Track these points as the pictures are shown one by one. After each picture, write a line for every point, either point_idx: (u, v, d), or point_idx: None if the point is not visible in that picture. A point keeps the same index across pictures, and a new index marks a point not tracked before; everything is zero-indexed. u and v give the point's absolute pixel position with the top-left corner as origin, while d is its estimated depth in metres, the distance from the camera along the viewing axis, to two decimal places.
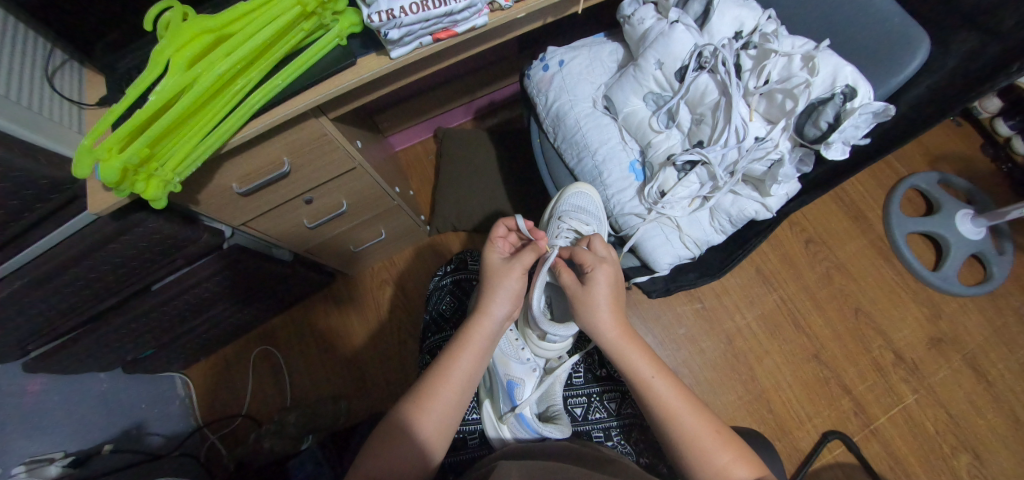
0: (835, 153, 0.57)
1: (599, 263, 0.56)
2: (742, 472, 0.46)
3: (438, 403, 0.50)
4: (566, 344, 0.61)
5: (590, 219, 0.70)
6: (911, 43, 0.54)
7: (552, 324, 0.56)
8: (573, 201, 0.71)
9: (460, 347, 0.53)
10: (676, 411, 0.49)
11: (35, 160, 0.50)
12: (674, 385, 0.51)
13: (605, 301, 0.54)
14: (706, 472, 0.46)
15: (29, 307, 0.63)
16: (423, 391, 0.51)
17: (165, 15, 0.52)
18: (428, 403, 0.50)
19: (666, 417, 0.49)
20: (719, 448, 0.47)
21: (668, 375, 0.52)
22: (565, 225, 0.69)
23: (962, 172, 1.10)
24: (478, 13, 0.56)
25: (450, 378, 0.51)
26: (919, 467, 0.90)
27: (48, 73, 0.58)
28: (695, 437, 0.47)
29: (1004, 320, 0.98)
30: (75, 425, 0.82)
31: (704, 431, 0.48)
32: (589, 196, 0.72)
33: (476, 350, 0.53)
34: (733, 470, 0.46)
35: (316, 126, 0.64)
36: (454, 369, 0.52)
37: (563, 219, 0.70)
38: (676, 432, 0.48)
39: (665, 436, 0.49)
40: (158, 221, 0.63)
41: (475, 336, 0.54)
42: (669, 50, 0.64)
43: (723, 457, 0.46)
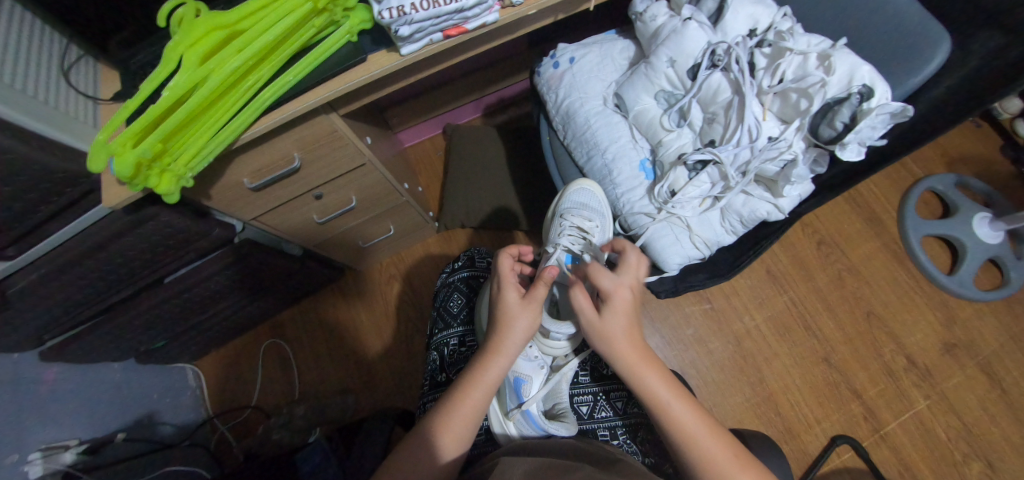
0: (850, 154, 0.56)
1: (616, 286, 0.53)
2: None
3: (458, 428, 0.48)
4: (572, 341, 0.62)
5: (592, 215, 0.74)
6: (931, 42, 0.52)
7: (554, 322, 0.58)
8: (575, 198, 0.75)
9: (481, 368, 0.50)
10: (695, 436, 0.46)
11: (52, 153, 0.51)
12: (692, 409, 0.48)
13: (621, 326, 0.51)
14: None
15: (46, 297, 0.65)
16: (441, 416, 0.49)
17: (179, 11, 0.52)
18: (446, 429, 0.48)
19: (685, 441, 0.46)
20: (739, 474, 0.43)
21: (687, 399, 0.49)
22: (568, 223, 0.73)
23: (981, 174, 1.08)
24: (489, 9, 0.56)
25: (470, 402, 0.49)
26: (930, 473, 0.89)
27: (63, 69, 0.58)
28: (711, 459, 0.45)
29: (1022, 326, 0.96)
30: (89, 412, 0.84)
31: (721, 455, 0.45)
32: (592, 191, 0.75)
33: (497, 371, 0.50)
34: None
35: (326, 123, 0.64)
36: (475, 391, 0.49)
37: (565, 217, 0.74)
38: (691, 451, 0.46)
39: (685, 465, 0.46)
40: (170, 214, 0.64)
41: (497, 356, 0.51)
42: (682, 48, 0.64)
43: None
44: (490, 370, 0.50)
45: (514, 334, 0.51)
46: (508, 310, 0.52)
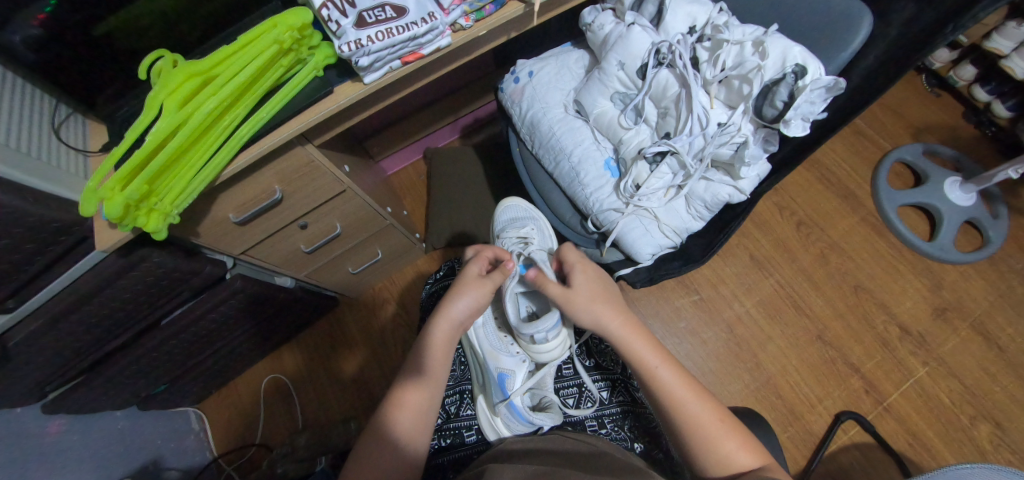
0: (796, 130, 0.58)
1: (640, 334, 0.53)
2: (746, 458, 0.45)
3: (409, 398, 0.51)
4: (562, 340, 0.62)
5: (524, 222, 0.82)
6: (853, 20, 0.56)
7: (529, 324, 0.59)
8: (507, 216, 0.85)
9: (426, 341, 0.55)
10: (682, 399, 0.48)
11: (47, 206, 0.54)
12: (680, 374, 0.50)
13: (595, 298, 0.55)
14: (711, 463, 0.45)
15: (46, 347, 0.67)
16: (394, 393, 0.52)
17: (159, 65, 0.57)
18: (400, 402, 0.51)
19: (671, 405, 0.48)
20: (726, 436, 0.46)
21: (674, 365, 0.51)
22: (507, 236, 0.78)
23: (946, 142, 1.12)
24: (441, 34, 0.60)
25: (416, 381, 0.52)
26: (938, 440, 0.90)
27: (54, 126, 0.63)
28: (699, 423, 0.47)
29: (1008, 284, 0.99)
30: (95, 464, 0.85)
31: (709, 419, 0.47)
32: (517, 205, 0.87)
33: (439, 342, 0.54)
34: (735, 458, 0.45)
35: (302, 153, 0.68)
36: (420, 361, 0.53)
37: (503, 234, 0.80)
38: (682, 420, 0.47)
39: (670, 423, 0.49)
40: (162, 254, 0.67)
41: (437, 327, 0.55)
42: (629, 51, 0.68)
43: (728, 445, 0.45)
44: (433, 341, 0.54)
45: (453, 306, 0.56)
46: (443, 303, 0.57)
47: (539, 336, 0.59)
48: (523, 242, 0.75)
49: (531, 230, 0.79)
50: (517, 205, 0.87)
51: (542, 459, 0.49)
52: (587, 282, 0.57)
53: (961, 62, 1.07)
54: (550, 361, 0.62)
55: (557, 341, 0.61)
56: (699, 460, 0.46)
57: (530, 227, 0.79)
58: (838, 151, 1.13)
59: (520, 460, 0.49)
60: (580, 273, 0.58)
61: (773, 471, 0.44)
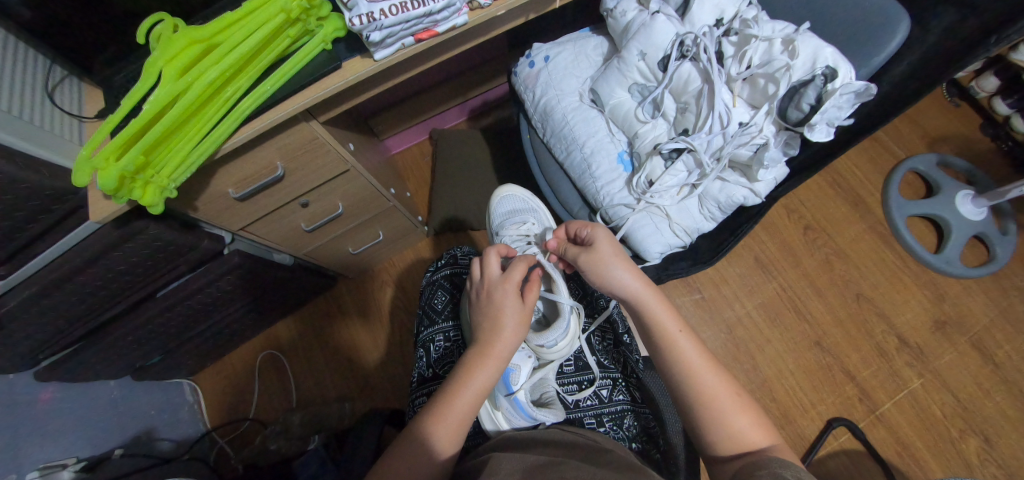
0: (819, 135, 0.56)
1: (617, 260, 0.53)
2: (742, 420, 0.45)
3: (452, 431, 0.48)
4: (569, 342, 0.61)
5: (524, 215, 0.80)
6: (890, 22, 0.54)
7: (538, 335, 0.59)
8: (504, 207, 0.82)
9: (471, 369, 0.50)
10: (698, 372, 0.48)
11: (38, 172, 0.52)
12: (698, 346, 0.50)
13: (618, 262, 0.53)
14: (721, 438, 0.45)
15: (38, 316, 0.66)
16: (433, 421, 0.48)
17: (157, 28, 0.54)
18: (440, 432, 0.47)
19: (687, 375, 0.48)
20: (706, 371, 0.48)
21: (692, 334, 0.51)
22: (508, 235, 0.77)
23: (961, 153, 1.10)
24: (458, 12, 0.57)
25: (464, 402, 0.48)
26: (926, 450, 0.91)
27: (48, 89, 0.60)
28: (714, 397, 0.46)
29: (1010, 301, 0.99)
30: (87, 432, 0.84)
31: (725, 392, 0.47)
32: (513, 195, 0.83)
33: (490, 375, 0.50)
34: (748, 436, 0.45)
35: (307, 130, 0.66)
36: (468, 392, 0.49)
37: (503, 230, 0.78)
38: (694, 392, 0.47)
39: (683, 397, 0.48)
40: (159, 227, 0.65)
41: (486, 358, 0.51)
42: (651, 40, 0.65)
43: (708, 381, 0.47)
44: (483, 371, 0.50)
45: (504, 339, 0.52)
46: (494, 320, 0.53)
47: (547, 343, 0.59)
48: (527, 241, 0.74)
49: (533, 226, 0.77)
50: (514, 194, 0.82)
51: (546, 450, 0.48)
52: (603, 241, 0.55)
53: (984, 73, 1.05)
54: (559, 358, 0.62)
55: (565, 342, 0.60)
56: (710, 434, 0.46)
57: (531, 223, 0.77)
58: (852, 155, 1.11)
59: (524, 450, 0.49)
60: (602, 232, 0.56)
61: (781, 451, 0.43)
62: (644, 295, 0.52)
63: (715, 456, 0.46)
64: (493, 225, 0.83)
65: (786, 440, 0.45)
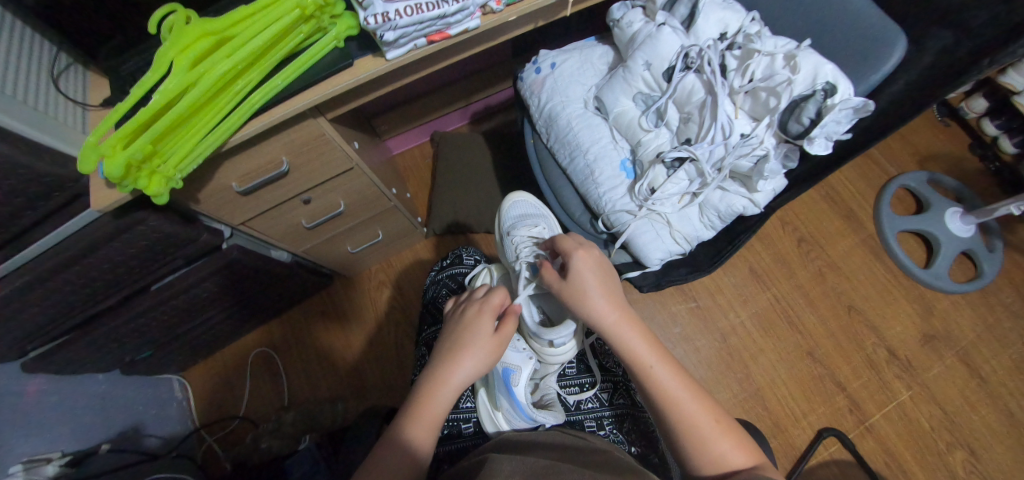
0: (818, 149, 0.58)
1: (591, 290, 0.53)
2: (724, 444, 0.45)
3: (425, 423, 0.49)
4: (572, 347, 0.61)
5: (534, 220, 0.79)
6: (889, 42, 0.56)
7: (552, 330, 0.58)
8: (514, 213, 0.81)
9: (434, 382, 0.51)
10: (678, 399, 0.48)
11: (41, 158, 0.52)
12: (675, 372, 0.50)
13: (596, 288, 0.53)
14: (703, 462, 0.45)
15: (28, 306, 0.64)
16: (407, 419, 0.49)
17: (169, 19, 0.54)
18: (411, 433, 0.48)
19: (665, 403, 0.48)
20: (685, 398, 0.48)
21: (669, 362, 0.50)
22: (518, 236, 0.75)
23: (950, 172, 1.13)
24: (471, 15, 0.58)
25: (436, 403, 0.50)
26: (913, 462, 0.92)
27: (53, 75, 0.60)
28: (694, 422, 0.46)
29: (996, 317, 1.01)
30: (71, 427, 0.82)
31: (704, 418, 0.47)
32: (525, 202, 0.83)
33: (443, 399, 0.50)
34: (730, 458, 0.45)
35: (314, 126, 0.66)
36: (446, 386, 0.50)
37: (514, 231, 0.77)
38: (675, 419, 0.47)
39: (665, 423, 0.48)
40: (159, 219, 0.65)
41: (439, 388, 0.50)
42: (657, 51, 0.67)
43: (688, 407, 0.47)
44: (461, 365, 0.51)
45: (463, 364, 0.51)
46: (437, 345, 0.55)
47: (557, 341, 0.59)
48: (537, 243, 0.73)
49: (544, 229, 0.76)
50: (526, 200, 0.83)
51: (544, 452, 0.49)
52: (584, 269, 0.54)
53: (973, 95, 1.09)
54: (560, 363, 0.62)
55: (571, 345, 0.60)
56: (693, 461, 0.46)
57: (541, 226, 0.77)
58: (846, 171, 1.13)
59: (520, 452, 0.49)
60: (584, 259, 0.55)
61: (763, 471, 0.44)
62: (620, 325, 0.52)
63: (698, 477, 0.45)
64: (502, 227, 0.82)
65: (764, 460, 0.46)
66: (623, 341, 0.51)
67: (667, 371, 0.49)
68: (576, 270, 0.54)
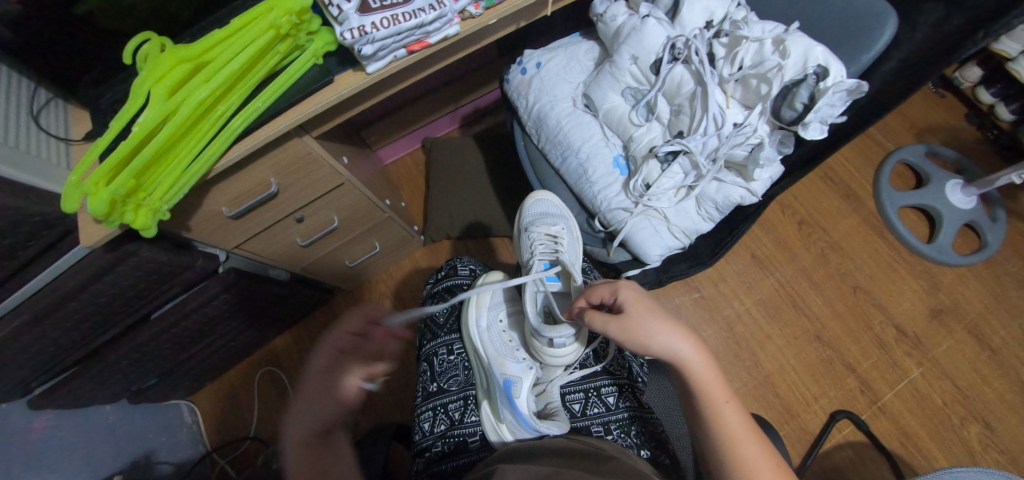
0: (814, 133, 0.56)
1: (657, 320, 0.46)
2: None
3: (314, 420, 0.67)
4: (575, 350, 0.62)
5: (556, 220, 0.75)
6: (879, 19, 0.54)
7: (551, 328, 0.59)
8: (535, 209, 0.77)
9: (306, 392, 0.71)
10: (742, 441, 0.44)
11: (26, 199, 0.51)
12: (742, 413, 0.45)
13: (664, 318, 0.46)
14: None
15: (26, 346, 0.64)
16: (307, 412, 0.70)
17: (144, 48, 0.53)
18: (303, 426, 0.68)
19: (726, 443, 0.44)
20: (750, 440, 0.44)
21: (738, 402, 0.46)
22: (536, 233, 0.73)
23: (948, 143, 1.12)
24: (449, 22, 0.57)
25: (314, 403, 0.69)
26: (928, 438, 0.92)
27: (34, 112, 0.59)
28: (754, 468, 0.43)
29: (1003, 286, 1.00)
30: (83, 461, 0.82)
31: (766, 465, 0.43)
32: (548, 201, 0.77)
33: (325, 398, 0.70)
34: None
35: (300, 145, 0.65)
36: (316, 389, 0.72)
37: (531, 228, 0.74)
38: (733, 461, 0.43)
39: (718, 460, 0.45)
40: (152, 249, 0.64)
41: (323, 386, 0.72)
42: (643, 44, 0.65)
43: (751, 450, 0.43)
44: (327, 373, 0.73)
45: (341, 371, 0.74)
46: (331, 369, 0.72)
47: (557, 341, 0.59)
48: (556, 244, 0.72)
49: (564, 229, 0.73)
50: (549, 198, 0.77)
51: (550, 460, 0.48)
52: (646, 303, 0.48)
53: (966, 64, 1.07)
54: (562, 363, 0.63)
55: (572, 347, 0.61)
56: None
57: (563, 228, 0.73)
58: (843, 149, 1.12)
59: (526, 461, 0.48)
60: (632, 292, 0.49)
61: None
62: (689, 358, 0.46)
63: None
64: (521, 225, 0.78)
65: None
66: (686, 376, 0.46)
67: (736, 411, 0.45)
68: (628, 302, 0.48)
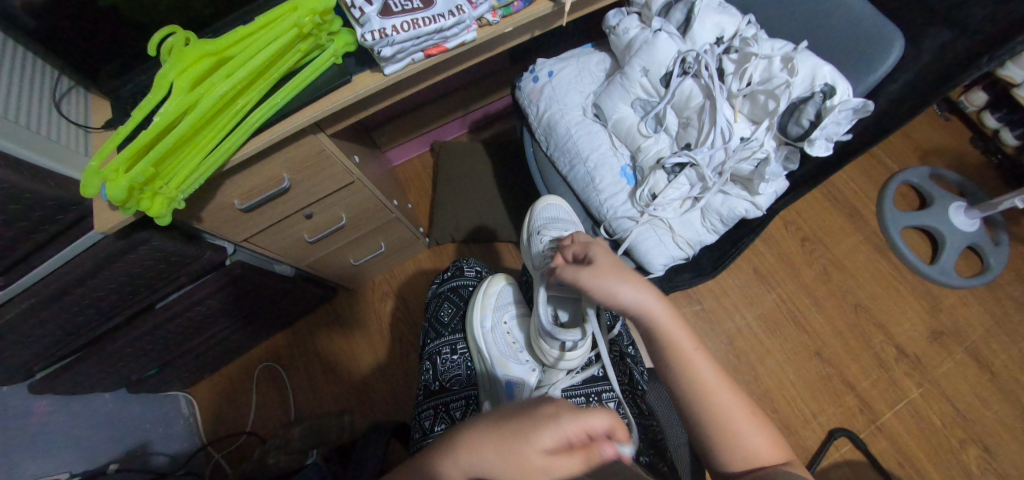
0: (819, 150, 0.58)
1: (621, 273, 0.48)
2: (760, 439, 0.43)
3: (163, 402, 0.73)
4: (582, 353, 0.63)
5: (566, 226, 0.74)
6: (887, 41, 0.55)
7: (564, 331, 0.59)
8: (545, 214, 0.76)
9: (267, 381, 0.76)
10: (713, 388, 0.45)
11: (44, 183, 0.52)
12: (713, 364, 0.47)
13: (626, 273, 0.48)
14: (733, 457, 0.43)
15: (33, 328, 0.64)
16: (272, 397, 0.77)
17: (169, 41, 0.54)
18: None
19: (700, 390, 0.45)
20: (722, 387, 0.45)
21: (707, 354, 0.48)
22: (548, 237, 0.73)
23: (952, 166, 1.13)
24: (467, 28, 0.58)
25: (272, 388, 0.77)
26: (926, 460, 0.92)
27: (56, 99, 0.61)
28: (728, 413, 0.44)
29: (1005, 310, 1.01)
30: (79, 448, 0.82)
31: (739, 411, 0.45)
32: (558, 206, 0.77)
33: None
34: (762, 453, 0.43)
35: (314, 142, 0.66)
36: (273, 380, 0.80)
37: (542, 232, 0.74)
38: (709, 406, 0.45)
39: (691, 410, 0.46)
40: (162, 238, 0.65)
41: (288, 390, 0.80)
42: (654, 58, 0.67)
43: (723, 396, 0.45)
44: None
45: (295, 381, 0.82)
46: None
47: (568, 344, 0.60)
48: None
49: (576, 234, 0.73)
50: (558, 204, 0.77)
51: None
52: (608, 256, 0.50)
53: (973, 88, 1.08)
54: (567, 366, 0.64)
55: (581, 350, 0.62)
56: (724, 454, 0.44)
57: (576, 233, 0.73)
58: (848, 168, 1.13)
59: None
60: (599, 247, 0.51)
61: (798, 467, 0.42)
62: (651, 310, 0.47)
63: (725, 472, 0.44)
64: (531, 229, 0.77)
65: (793, 458, 0.44)
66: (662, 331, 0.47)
67: (706, 362, 0.47)
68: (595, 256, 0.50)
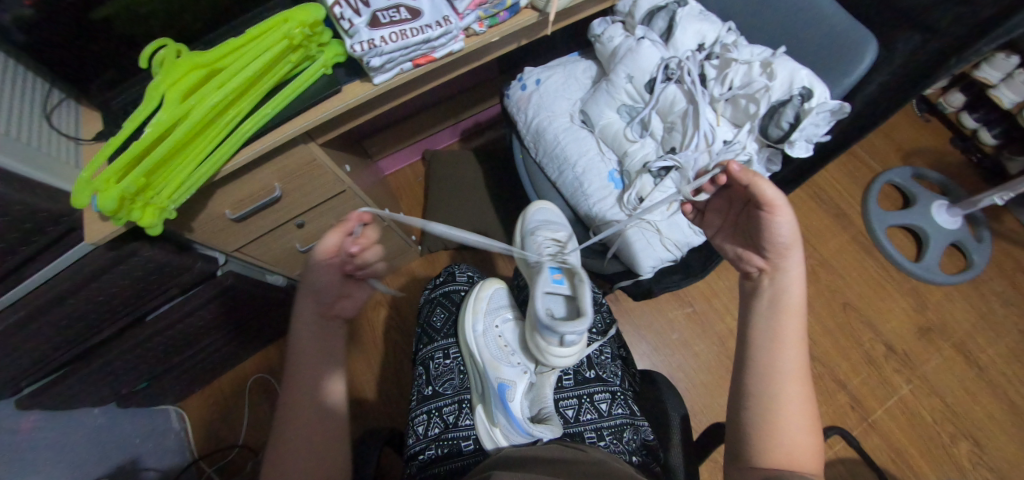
0: (799, 151, 0.60)
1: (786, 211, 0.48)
2: (800, 437, 0.45)
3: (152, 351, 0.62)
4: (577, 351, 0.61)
5: (558, 227, 0.73)
6: (860, 46, 0.57)
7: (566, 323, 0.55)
8: (538, 216, 0.74)
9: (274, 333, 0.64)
10: (790, 379, 0.47)
11: (34, 194, 0.52)
12: (801, 361, 0.48)
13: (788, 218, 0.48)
14: (772, 438, 0.45)
15: (21, 343, 0.64)
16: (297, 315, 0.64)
17: (161, 54, 0.55)
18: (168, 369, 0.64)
19: (776, 372, 0.47)
20: (796, 382, 0.47)
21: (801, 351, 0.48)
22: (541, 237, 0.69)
23: (933, 165, 1.16)
24: (455, 38, 0.60)
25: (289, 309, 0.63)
26: (919, 455, 0.92)
27: (47, 112, 0.61)
28: (788, 404, 0.46)
29: (990, 306, 1.03)
30: (68, 464, 0.81)
31: (800, 409, 0.46)
32: (549, 210, 0.76)
33: None
34: (798, 450, 0.45)
35: (306, 152, 0.67)
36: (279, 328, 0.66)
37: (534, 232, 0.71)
38: (773, 389, 0.46)
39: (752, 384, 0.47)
40: (153, 250, 0.65)
41: None
42: (638, 64, 0.68)
43: (793, 388, 0.46)
44: None
45: None
46: None
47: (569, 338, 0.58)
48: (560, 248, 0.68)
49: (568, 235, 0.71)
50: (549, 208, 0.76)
51: (544, 468, 0.48)
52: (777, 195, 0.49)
53: (950, 89, 1.11)
54: (562, 363, 0.62)
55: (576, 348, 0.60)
56: (753, 432, 0.46)
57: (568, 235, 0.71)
58: (833, 171, 1.15)
59: (520, 468, 0.48)
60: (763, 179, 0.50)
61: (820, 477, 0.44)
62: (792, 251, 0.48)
63: (747, 445, 0.46)
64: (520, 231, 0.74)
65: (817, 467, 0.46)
66: (782, 285, 0.50)
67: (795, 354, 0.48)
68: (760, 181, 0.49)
